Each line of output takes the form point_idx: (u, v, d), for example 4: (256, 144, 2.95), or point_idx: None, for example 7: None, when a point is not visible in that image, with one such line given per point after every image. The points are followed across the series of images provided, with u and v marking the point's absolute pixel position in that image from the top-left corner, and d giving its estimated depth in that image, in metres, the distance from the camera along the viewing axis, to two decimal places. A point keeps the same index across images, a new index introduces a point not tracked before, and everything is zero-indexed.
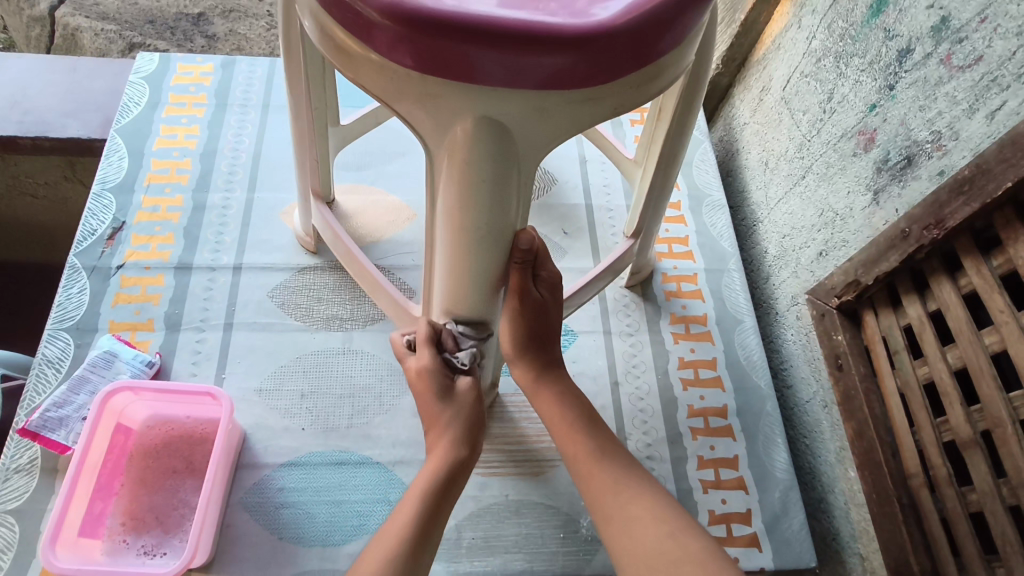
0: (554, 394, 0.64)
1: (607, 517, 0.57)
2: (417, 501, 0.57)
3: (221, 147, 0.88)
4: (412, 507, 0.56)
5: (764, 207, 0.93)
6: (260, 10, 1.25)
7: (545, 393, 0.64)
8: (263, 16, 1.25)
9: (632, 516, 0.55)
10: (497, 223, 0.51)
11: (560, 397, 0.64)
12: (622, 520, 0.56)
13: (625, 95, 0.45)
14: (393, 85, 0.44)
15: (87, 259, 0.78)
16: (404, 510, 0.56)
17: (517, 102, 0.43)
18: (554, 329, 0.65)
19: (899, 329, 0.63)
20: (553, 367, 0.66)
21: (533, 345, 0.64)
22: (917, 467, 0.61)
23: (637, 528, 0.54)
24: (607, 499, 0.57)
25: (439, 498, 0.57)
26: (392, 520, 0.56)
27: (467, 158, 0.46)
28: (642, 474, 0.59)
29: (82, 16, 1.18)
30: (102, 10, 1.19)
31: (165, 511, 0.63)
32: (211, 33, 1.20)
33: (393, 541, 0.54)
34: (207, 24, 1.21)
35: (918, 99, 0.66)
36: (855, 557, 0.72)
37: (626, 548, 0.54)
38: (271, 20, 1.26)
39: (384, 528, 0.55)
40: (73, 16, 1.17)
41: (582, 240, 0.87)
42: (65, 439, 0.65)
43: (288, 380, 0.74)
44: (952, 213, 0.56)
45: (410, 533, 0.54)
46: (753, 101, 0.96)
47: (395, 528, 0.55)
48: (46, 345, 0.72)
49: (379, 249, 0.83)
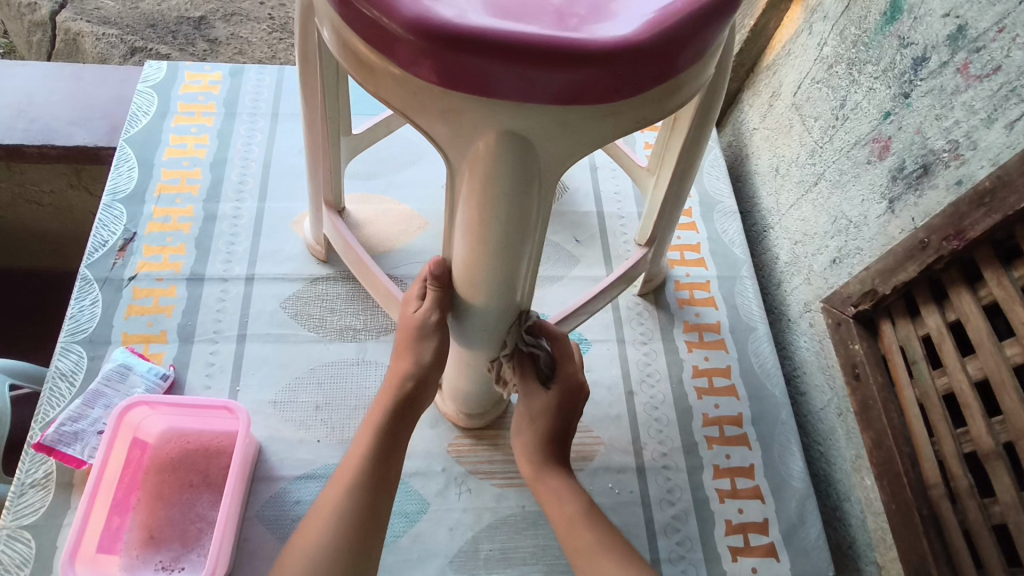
0: (553, 485, 0.65)
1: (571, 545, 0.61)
2: (371, 436, 0.61)
3: (231, 156, 0.88)
4: (366, 443, 0.61)
5: (775, 213, 0.93)
6: (262, 13, 1.25)
7: (543, 481, 0.65)
8: (265, 20, 1.24)
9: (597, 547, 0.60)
10: (517, 236, 0.50)
11: (559, 487, 0.64)
12: (590, 557, 0.59)
13: (647, 109, 0.44)
14: (415, 98, 0.43)
15: (98, 271, 0.78)
16: (359, 447, 0.61)
17: (545, 118, 0.42)
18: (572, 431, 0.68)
19: (918, 339, 0.63)
20: (557, 460, 0.67)
21: (543, 435, 0.66)
22: (937, 478, 0.60)
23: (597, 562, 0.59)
24: (579, 554, 0.60)
25: (378, 470, 0.59)
26: (349, 457, 0.61)
27: (489, 172, 0.45)
28: (610, 530, 0.61)
29: (84, 20, 1.17)
30: (104, 15, 1.18)
31: (183, 525, 0.63)
32: (213, 37, 1.20)
33: (348, 480, 0.59)
34: (208, 28, 1.21)
35: (934, 108, 0.65)
36: (871, 565, 0.72)
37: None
38: (272, 24, 1.25)
39: (344, 463, 0.61)
40: (75, 22, 1.17)
41: (594, 248, 0.87)
42: (81, 454, 0.65)
43: (302, 392, 0.73)
44: (972, 224, 0.56)
45: (345, 508, 0.57)
46: (762, 107, 0.96)
47: (328, 506, 0.58)
48: (59, 359, 0.72)
49: (391, 259, 0.83)
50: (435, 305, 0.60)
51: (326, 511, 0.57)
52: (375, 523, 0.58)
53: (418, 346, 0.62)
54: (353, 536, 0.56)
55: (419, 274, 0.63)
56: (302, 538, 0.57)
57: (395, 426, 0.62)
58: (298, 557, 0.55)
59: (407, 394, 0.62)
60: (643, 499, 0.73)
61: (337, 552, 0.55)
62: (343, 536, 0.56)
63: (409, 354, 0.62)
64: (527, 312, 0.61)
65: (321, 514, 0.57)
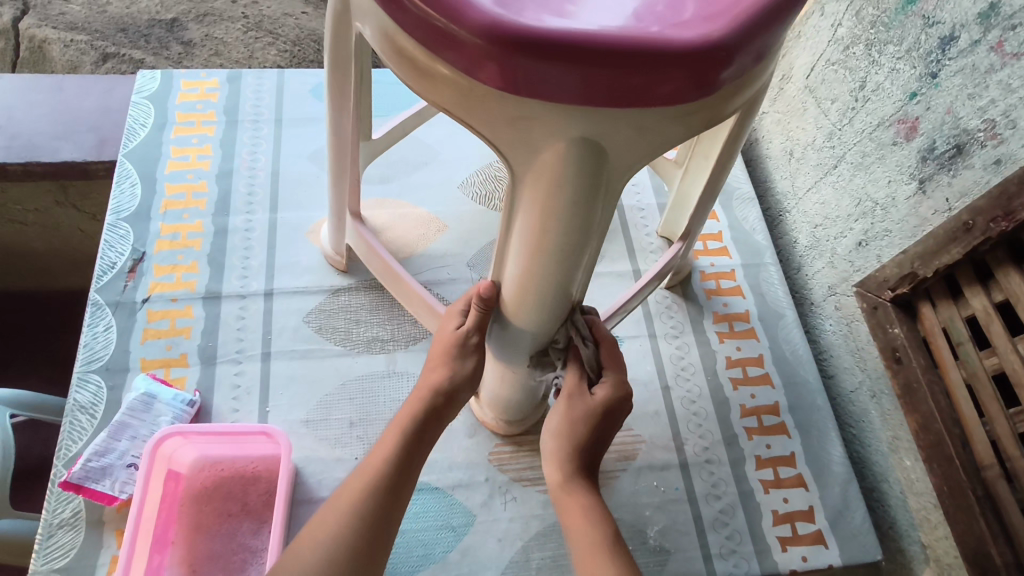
0: (580, 505, 0.60)
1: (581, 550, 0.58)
2: (397, 438, 0.59)
3: (237, 167, 0.84)
4: (391, 445, 0.59)
5: (791, 197, 0.92)
6: (236, 12, 1.19)
7: (571, 496, 0.60)
8: (239, 19, 1.18)
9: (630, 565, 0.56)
10: (580, 244, 0.47)
11: (586, 505, 0.60)
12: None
13: (716, 109, 0.42)
14: (477, 104, 0.40)
15: (109, 295, 0.74)
16: (383, 447, 0.59)
17: (617, 122, 0.40)
18: (608, 440, 0.63)
19: (962, 320, 0.63)
20: (586, 474, 0.62)
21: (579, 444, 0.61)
22: (991, 458, 0.61)
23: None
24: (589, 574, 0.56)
25: (399, 470, 0.58)
26: (373, 454, 0.59)
27: (556, 182, 0.42)
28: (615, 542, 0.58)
29: (49, 27, 1.11)
30: (70, 20, 1.13)
31: (225, 556, 0.61)
32: (187, 39, 1.14)
33: (369, 478, 0.57)
34: (182, 30, 1.15)
35: (965, 87, 0.65)
36: (915, 544, 0.73)
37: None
38: (247, 22, 1.19)
39: (367, 460, 0.59)
40: (40, 28, 1.11)
41: (617, 243, 0.86)
42: (112, 489, 0.62)
43: (335, 408, 0.71)
44: (1023, 205, 0.56)
45: (361, 505, 0.56)
46: (772, 90, 0.95)
47: (344, 501, 0.56)
48: (77, 390, 0.68)
49: (413, 265, 0.80)
50: (478, 325, 0.59)
51: (342, 506, 0.56)
52: (388, 522, 0.56)
53: (457, 363, 0.61)
54: (365, 532, 0.55)
55: (464, 291, 0.62)
56: (311, 533, 0.55)
57: (424, 433, 0.60)
58: (308, 551, 0.54)
59: (439, 402, 0.60)
60: (689, 495, 0.72)
61: (349, 548, 0.54)
62: (357, 532, 0.55)
63: (443, 367, 0.61)
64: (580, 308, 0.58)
65: (336, 507, 0.56)
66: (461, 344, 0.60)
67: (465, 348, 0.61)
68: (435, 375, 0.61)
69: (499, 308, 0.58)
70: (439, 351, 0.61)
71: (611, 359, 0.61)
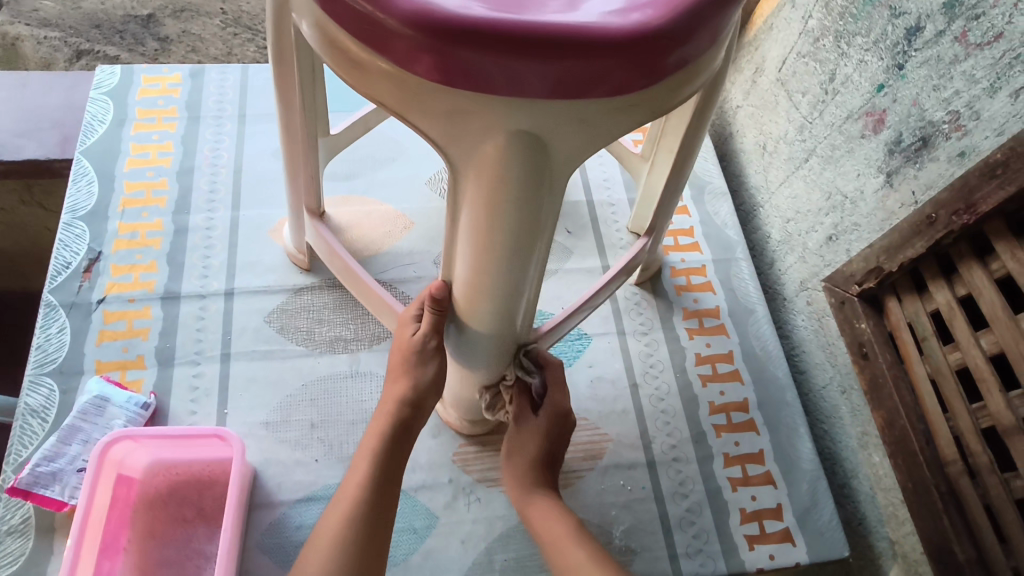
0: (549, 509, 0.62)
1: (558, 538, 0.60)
2: (370, 460, 0.58)
3: (199, 164, 0.83)
4: (364, 469, 0.58)
5: (764, 191, 0.91)
6: (213, 7, 1.16)
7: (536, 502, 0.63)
8: (217, 14, 1.16)
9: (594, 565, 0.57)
10: (528, 241, 0.46)
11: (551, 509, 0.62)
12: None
13: (665, 99, 0.41)
14: (414, 98, 0.39)
15: (63, 295, 0.72)
16: (357, 472, 0.58)
17: (554, 113, 0.38)
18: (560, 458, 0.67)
19: (926, 315, 0.63)
20: (547, 484, 0.64)
21: (535, 463, 0.64)
22: (954, 455, 0.60)
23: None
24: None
25: (378, 494, 0.57)
26: (347, 481, 0.58)
27: (498, 177, 0.41)
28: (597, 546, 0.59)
29: (23, 24, 1.09)
30: (44, 17, 1.10)
31: (179, 562, 0.59)
32: (163, 35, 1.12)
33: (347, 508, 0.56)
34: (158, 26, 1.13)
35: (930, 78, 0.64)
36: (884, 541, 0.72)
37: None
38: (225, 18, 1.17)
39: (342, 490, 0.58)
40: (12, 25, 1.08)
41: (586, 239, 0.85)
42: (62, 495, 0.61)
43: (296, 409, 0.70)
44: (984, 198, 0.55)
45: (346, 537, 0.54)
46: (745, 83, 0.93)
47: (326, 536, 0.55)
48: (28, 394, 0.67)
49: (378, 263, 0.79)
50: (434, 329, 0.58)
51: (325, 540, 0.54)
52: (376, 550, 0.55)
53: (418, 369, 0.59)
54: (354, 563, 0.54)
55: (417, 295, 0.60)
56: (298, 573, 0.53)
57: (396, 448, 0.59)
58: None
59: (407, 413, 0.60)
60: (656, 494, 0.71)
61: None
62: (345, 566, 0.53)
63: (405, 377, 0.60)
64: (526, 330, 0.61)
65: (320, 542, 0.54)
66: (418, 348, 0.59)
67: (424, 353, 0.59)
68: (400, 383, 0.60)
69: (454, 310, 0.56)
70: (398, 357, 0.60)
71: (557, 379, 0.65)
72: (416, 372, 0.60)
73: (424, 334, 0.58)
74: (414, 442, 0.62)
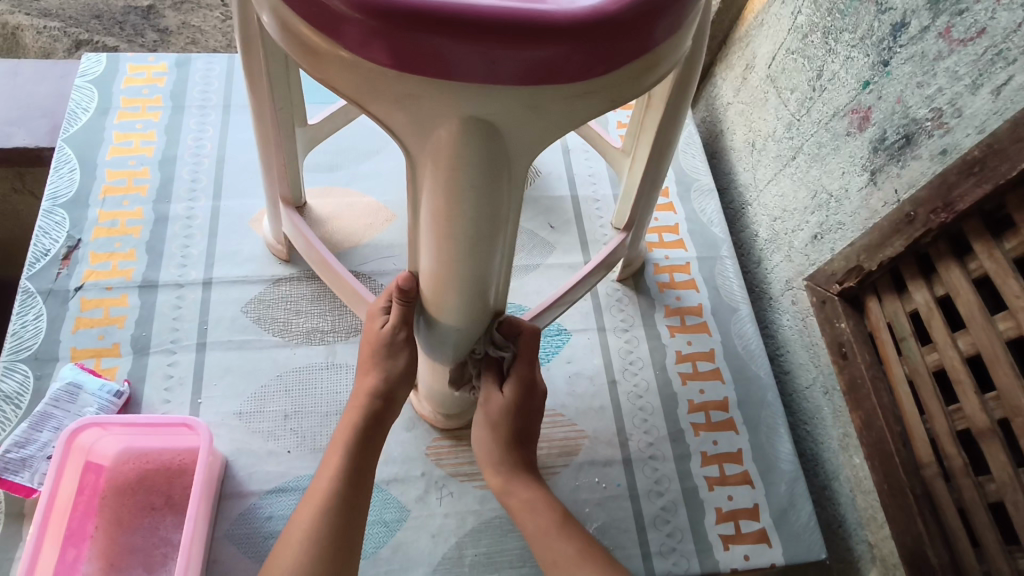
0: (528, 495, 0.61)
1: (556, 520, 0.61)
2: (341, 456, 0.56)
3: (181, 153, 0.83)
4: (335, 464, 0.56)
5: (752, 189, 0.89)
6: None
7: (520, 492, 0.61)
8: (218, 7, 1.13)
9: (573, 554, 0.57)
10: (488, 230, 0.46)
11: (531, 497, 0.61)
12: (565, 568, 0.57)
13: (625, 87, 0.40)
14: (367, 84, 0.38)
15: (41, 283, 0.72)
16: (329, 467, 0.56)
17: (507, 100, 0.37)
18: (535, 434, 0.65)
19: (905, 315, 0.63)
20: (523, 466, 0.63)
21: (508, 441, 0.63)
22: (930, 457, 0.60)
23: (572, 566, 0.56)
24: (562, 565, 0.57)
25: (350, 488, 0.55)
26: (318, 477, 0.56)
27: (453, 164, 0.41)
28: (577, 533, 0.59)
29: (22, 13, 1.07)
30: (44, 6, 1.08)
31: (146, 550, 0.59)
32: (163, 27, 1.10)
33: (320, 504, 0.54)
34: (158, 17, 1.11)
35: (915, 75, 0.63)
36: (862, 544, 0.71)
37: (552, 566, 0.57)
38: (227, 11, 1.15)
39: (313, 486, 0.56)
40: (12, 15, 1.06)
41: (570, 234, 0.84)
42: (31, 482, 0.61)
43: (270, 400, 0.69)
44: (961, 196, 0.56)
45: (319, 533, 0.52)
46: (736, 80, 0.92)
47: (297, 532, 0.53)
48: (2, 380, 0.67)
49: (358, 255, 0.79)
50: (402, 320, 0.58)
51: (297, 538, 0.52)
52: (350, 547, 0.53)
53: (388, 362, 0.59)
54: (329, 560, 0.52)
55: (386, 287, 0.60)
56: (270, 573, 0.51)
57: (368, 442, 0.58)
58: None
59: (377, 406, 0.58)
60: (631, 492, 0.70)
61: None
62: (320, 563, 0.51)
63: (376, 370, 0.59)
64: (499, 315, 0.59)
65: (292, 540, 0.52)
66: (387, 340, 0.59)
67: (395, 345, 0.59)
68: (369, 376, 0.59)
69: (421, 302, 0.56)
70: (367, 349, 0.59)
71: (527, 352, 0.62)
72: (387, 366, 0.59)
73: (393, 326, 0.58)
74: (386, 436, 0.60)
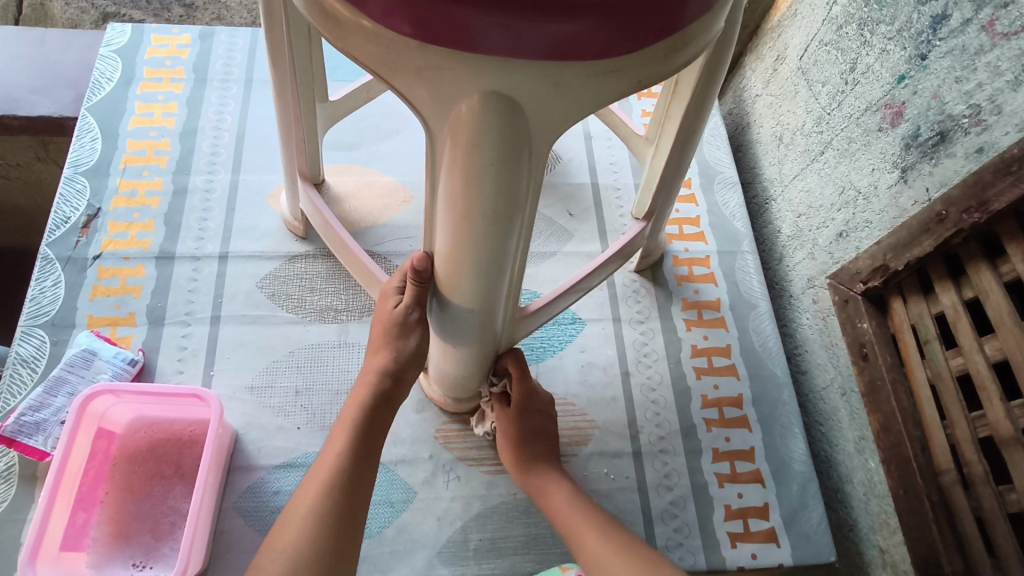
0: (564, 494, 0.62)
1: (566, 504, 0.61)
2: (348, 433, 0.56)
3: (202, 126, 0.83)
4: (342, 440, 0.56)
5: (777, 183, 0.87)
6: None
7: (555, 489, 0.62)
8: None
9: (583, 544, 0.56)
10: (506, 211, 0.45)
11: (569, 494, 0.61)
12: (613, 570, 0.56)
13: (652, 67, 0.39)
14: (388, 57, 0.37)
15: (60, 250, 0.73)
16: (335, 444, 0.56)
17: (530, 75, 0.36)
18: (546, 436, 0.66)
19: (930, 317, 0.61)
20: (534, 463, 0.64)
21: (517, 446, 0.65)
22: (949, 463, 0.59)
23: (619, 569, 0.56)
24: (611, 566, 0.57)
25: (356, 466, 0.55)
26: (325, 453, 0.56)
27: (473, 141, 0.40)
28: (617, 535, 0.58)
29: None
30: None
31: (154, 518, 0.60)
32: (190, 2, 1.10)
33: (324, 480, 0.53)
34: None
35: (954, 70, 0.60)
36: (873, 549, 0.69)
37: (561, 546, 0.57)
38: None
39: (319, 462, 0.56)
40: None
41: (588, 223, 0.83)
42: (44, 445, 0.61)
43: (281, 376, 0.69)
44: (997, 195, 0.54)
45: (323, 507, 0.52)
46: (766, 72, 0.89)
47: (303, 506, 0.53)
48: (20, 343, 0.67)
49: (374, 235, 0.78)
50: (415, 301, 0.57)
51: (300, 513, 0.52)
52: (352, 524, 0.53)
53: (400, 342, 0.59)
54: (330, 536, 0.51)
55: (400, 267, 0.59)
56: (274, 545, 0.51)
57: (375, 420, 0.57)
58: (274, 563, 0.50)
59: (387, 385, 0.58)
60: (640, 485, 0.70)
61: (315, 555, 0.50)
62: (321, 540, 0.51)
63: (386, 350, 0.59)
64: (514, 300, 0.58)
65: (296, 513, 0.52)
66: (400, 322, 0.58)
67: (407, 327, 0.58)
68: (379, 356, 0.59)
69: (435, 283, 0.55)
70: (379, 330, 0.59)
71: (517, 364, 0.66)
72: (398, 347, 0.58)
73: (405, 309, 0.57)
74: (395, 416, 0.60)
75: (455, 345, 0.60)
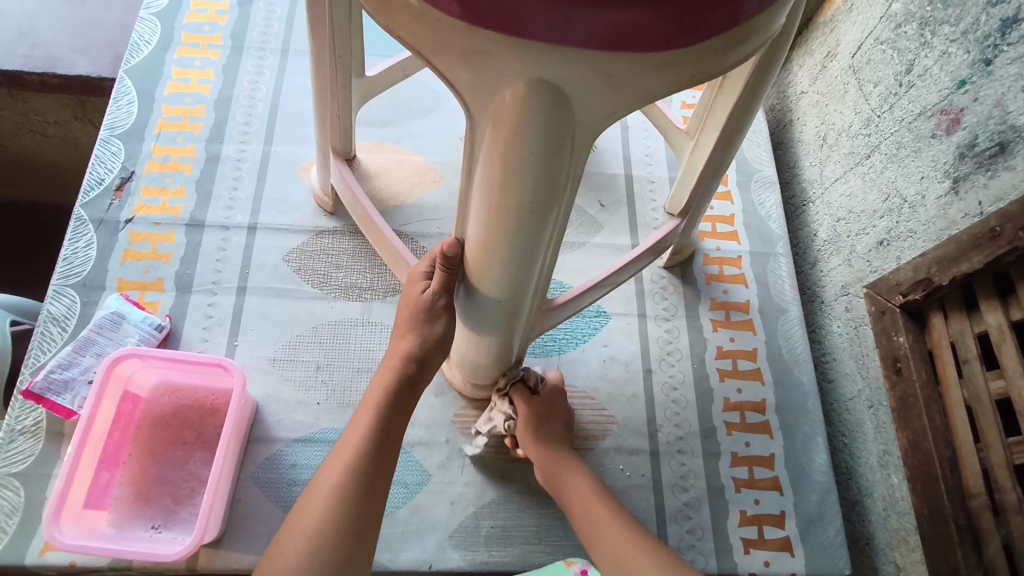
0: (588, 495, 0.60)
1: (581, 504, 0.60)
2: (371, 416, 0.56)
3: (237, 94, 0.82)
4: (365, 423, 0.56)
5: (817, 185, 0.84)
6: None
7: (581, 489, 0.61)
8: None
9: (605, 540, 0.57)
10: (543, 203, 0.44)
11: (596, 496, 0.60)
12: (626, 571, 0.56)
13: (706, 63, 0.37)
14: (435, 38, 0.36)
15: (94, 212, 0.73)
16: (358, 427, 0.56)
17: (580, 64, 0.35)
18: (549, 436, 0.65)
19: (973, 336, 0.59)
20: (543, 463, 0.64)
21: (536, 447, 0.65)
22: (980, 487, 0.58)
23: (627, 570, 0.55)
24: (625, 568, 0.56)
25: (378, 448, 0.55)
26: (347, 436, 0.56)
27: (515, 129, 0.39)
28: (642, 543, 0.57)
29: None
30: None
31: (174, 483, 0.61)
32: None
33: (347, 461, 0.54)
34: None
35: (1020, 77, 0.57)
36: (888, 565, 0.68)
37: (586, 533, 0.59)
38: None
39: (341, 443, 0.56)
40: None
41: (619, 215, 0.81)
42: (71, 404, 0.62)
43: (303, 350, 0.70)
44: None
45: (345, 488, 0.52)
46: (814, 68, 0.86)
47: (325, 485, 0.53)
48: (51, 302, 0.68)
49: (403, 214, 0.78)
50: (443, 287, 0.56)
51: (322, 492, 0.52)
52: (373, 505, 0.53)
53: (425, 327, 0.58)
54: (352, 514, 0.52)
55: (429, 251, 0.59)
56: (296, 524, 0.51)
57: (398, 406, 0.57)
58: (296, 539, 0.50)
59: (411, 370, 0.58)
60: (655, 483, 0.69)
61: (338, 532, 0.51)
62: (343, 518, 0.51)
63: (412, 334, 0.58)
64: (543, 291, 0.57)
65: (318, 493, 0.52)
66: (427, 307, 0.58)
67: (433, 313, 0.58)
68: (405, 340, 0.59)
69: (464, 270, 0.54)
70: (405, 313, 0.59)
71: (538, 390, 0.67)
72: (425, 333, 0.58)
73: (432, 294, 0.57)
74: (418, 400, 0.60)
75: (481, 334, 0.59)
